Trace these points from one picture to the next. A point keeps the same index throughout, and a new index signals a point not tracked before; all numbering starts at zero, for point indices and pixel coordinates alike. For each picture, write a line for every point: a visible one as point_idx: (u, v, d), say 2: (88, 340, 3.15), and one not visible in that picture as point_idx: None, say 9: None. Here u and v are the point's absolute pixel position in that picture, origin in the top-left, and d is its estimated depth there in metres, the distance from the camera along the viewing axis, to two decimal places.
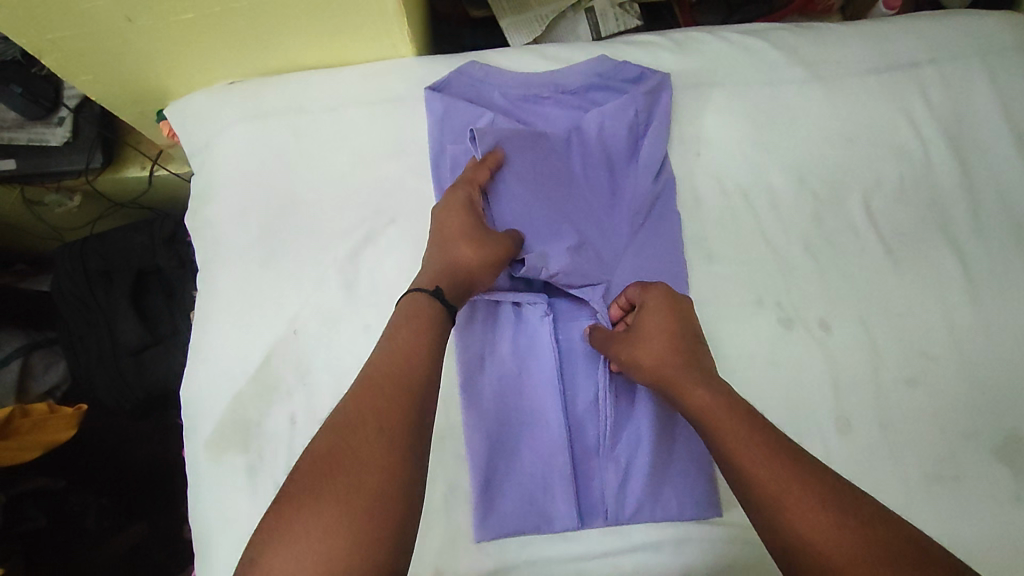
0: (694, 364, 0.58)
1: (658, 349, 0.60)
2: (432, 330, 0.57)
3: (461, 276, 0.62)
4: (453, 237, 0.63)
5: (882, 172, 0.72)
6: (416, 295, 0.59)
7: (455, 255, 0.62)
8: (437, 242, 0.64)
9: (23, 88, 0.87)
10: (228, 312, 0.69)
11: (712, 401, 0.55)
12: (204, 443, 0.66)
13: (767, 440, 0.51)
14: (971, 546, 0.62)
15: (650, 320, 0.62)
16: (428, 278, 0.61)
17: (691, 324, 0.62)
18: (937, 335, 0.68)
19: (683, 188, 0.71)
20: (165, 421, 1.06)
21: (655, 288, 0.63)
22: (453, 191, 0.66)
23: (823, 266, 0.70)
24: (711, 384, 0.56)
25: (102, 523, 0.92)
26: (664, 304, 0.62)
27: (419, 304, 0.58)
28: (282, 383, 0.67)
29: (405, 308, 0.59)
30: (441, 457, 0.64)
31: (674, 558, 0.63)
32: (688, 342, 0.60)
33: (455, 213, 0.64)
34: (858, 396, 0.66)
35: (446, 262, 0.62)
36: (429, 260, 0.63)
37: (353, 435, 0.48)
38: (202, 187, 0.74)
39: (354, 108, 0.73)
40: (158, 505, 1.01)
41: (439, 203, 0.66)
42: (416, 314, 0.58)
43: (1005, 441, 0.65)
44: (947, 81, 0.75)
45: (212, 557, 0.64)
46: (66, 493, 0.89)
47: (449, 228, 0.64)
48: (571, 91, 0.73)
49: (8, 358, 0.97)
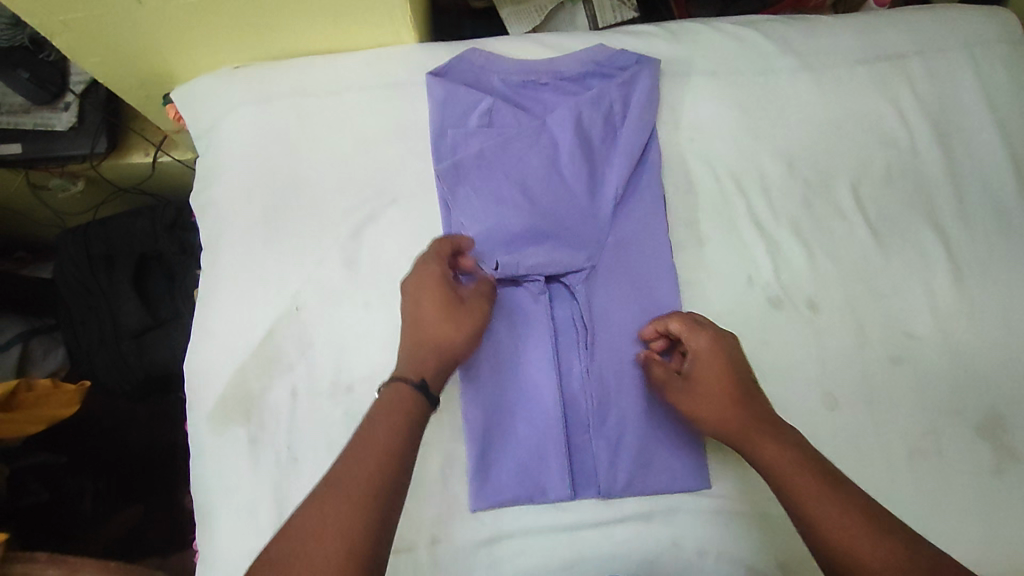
0: (757, 411, 0.58)
1: (721, 396, 0.59)
2: (411, 418, 0.55)
3: (440, 354, 0.60)
4: (428, 320, 0.60)
5: (871, 159, 0.74)
6: (394, 385, 0.56)
7: (433, 338, 0.60)
8: (408, 329, 0.61)
9: (30, 73, 0.89)
10: (233, 289, 0.70)
11: (780, 452, 0.55)
12: (208, 413, 0.68)
13: (841, 496, 0.51)
14: (943, 513, 0.66)
15: (706, 365, 0.61)
16: (410, 369, 0.58)
17: (744, 365, 0.61)
18: (920, 316, 0.70)
19: (677, 172, 0.73)
20: (166, 406, 1.05)
21: (703, 331, 0.62)
22: (425, 266, 0.63)
23: (811, 248, 0.72)
24: (778, 433, 0.56)
25: (98, 506, 0.93)
26: (714, 348, 0.61)
27: (403, 393, 0.56)
28: (284, 357, 0.69)
29: (385, 399, 0.56)
30: (439, 429, 0.66)
31: (664, 528, 0.65)
32: (747, 385, 0.60)
33: (427, 289, 0.61)
34: (842, 373, 0.69)
35: (425, 348, 0.60)
36: (402, 349, 0.60)
37: (305, 542, 0.46)
38: (207, 167, 0.75)
39: (356, 93, 0.75)
40: (155, 484, 1.02)
41: (405, 288, 0.62)
42: (395, 401, 0.55)
43: (984, 417, 0.68)
44: (935, 71, 0.76)
45: (216, 523, 0.66)
46: (64, 473, 0.90)
47: (421, 311, 0.61)
48: (568, 76, 0.74)
49: (8, 343, 0.99)
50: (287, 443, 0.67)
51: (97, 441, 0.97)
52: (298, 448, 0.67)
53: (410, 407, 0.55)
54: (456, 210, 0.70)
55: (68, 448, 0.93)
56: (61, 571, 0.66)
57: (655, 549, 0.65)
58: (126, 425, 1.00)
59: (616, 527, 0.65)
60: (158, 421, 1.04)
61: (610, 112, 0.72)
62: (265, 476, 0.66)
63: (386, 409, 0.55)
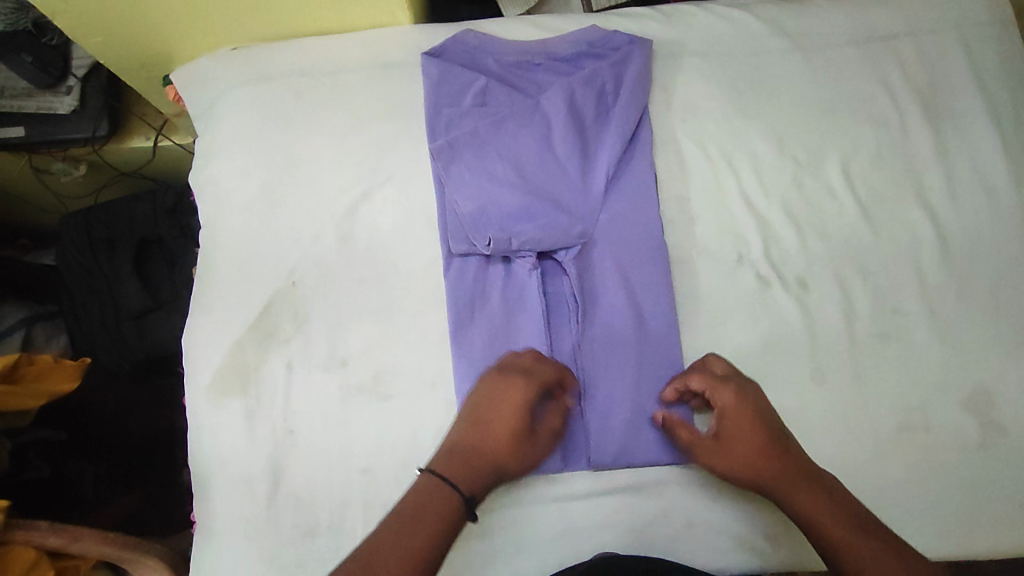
0: (788, 463, 0.61)
1: (752, 452, 0.61)
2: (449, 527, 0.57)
3: (493, 473, 0.61)
4: (495, 441, 0.61)
5: (861, 138, 0.74)
6: (445, 496, 0.58)
7: (492, 460, 0.61)
8: (474, 438, 0.61)
9: (33, 58, 0.91)
10: (231, 264, 0.72)
11: (812, 501, 0.59)
12: (205, 386, 0.69)
13: (870, 542, 0.56)
14: (928, 485, 0.67)
15: (734, 422, 0.62)
16: (467, 480, 0.60)
17: (771, 419, 0.63)
18: (909, 293, 0.71)
19: (669, 151, 0.74)
20: (156, 392, 1.06)
21: (728, 387, 0.63)
22: (520, 384, 0.62)
23: (801, 226, 0.72)
24: (809, 482, 0.60)
25: (99, 491, 0.94)
26: (745, 406, 0.62)
27: (448, 503, 0.58)
28: (281, 331, 0.70)
29: (434, 507, 0.58)
30: (432, 403, 0.68)
31: (654, 499, 0.67)
32: (775, 435, 0.62)
33: (509, 407, 0.61)
34: (831, 349, 0.70)
35: (482, 467, 0.61)
36: (459, 451, 0.61)
37: None
38: (206, 146, 0.76)
39: (352, 73, 0.76)
40: (153, 472, 1.02)
41: (484, 394, 0.62)
42: (443, 510, 0.57)
43: (971, 393, 0.69)
44: (925, 52, 0.77)
45: (213, 494, 0.67)
46: (65, 458, 0.90)
47: (493, 427, 0.61)
48: (562, 57, 0.75)
49: (10, 330, 1.00)
50: (284, 415, 0.68)
51: (100, 426, 0.97)
52: (294, 420, 0.68)
53: (451, 525, 0.58)
54: (451, 188, 0.71)
55: (68, 424, 0.93)
56: (62, 538, 0.69)
57: (642, 520, 0.66)
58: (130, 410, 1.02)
59: (603, 498, 0.66)
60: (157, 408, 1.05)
61: (602, 91, 0.73)
62: (261, 448, 0.67)
63: (428, 508, 0.57)
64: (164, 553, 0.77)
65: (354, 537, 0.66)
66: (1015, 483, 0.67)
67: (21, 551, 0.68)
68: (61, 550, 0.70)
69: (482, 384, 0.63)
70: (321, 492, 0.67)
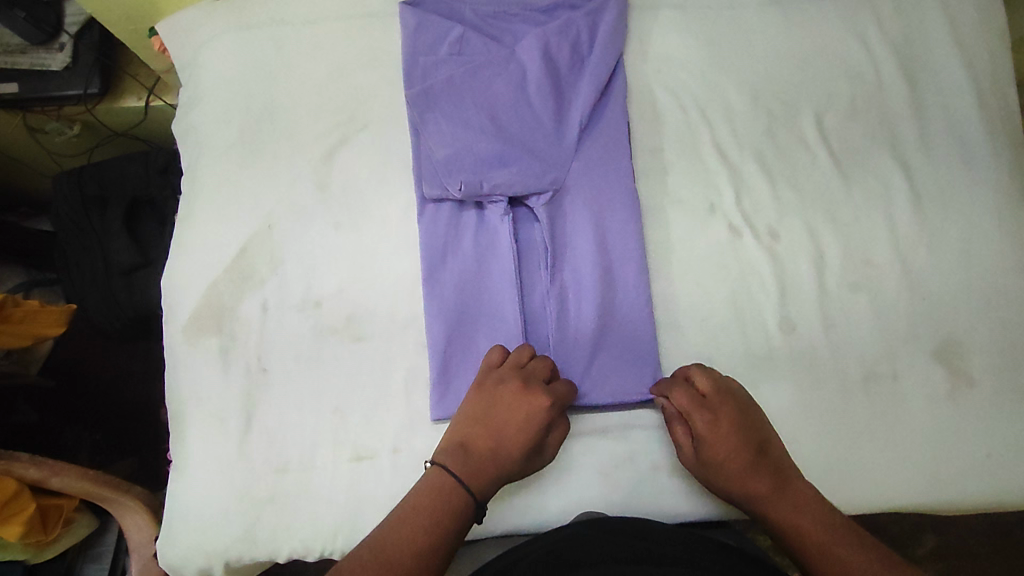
0: (770, 481, 0.60)
1: (733, 469, 0.60)
2: (453, 518, 0.56)
3: (501, 477, 0.61)
4: (512, 445, 0.61)
5: (835, 92, 0.75)
6: (460, 495, 0.57)
7: (504, 464, 0.60)
8: (490, 440, 0.61)
9: (26, 13, 0.91)
10: (209, 207, 0.73)
11: (795, 517, 0.57)
12: (182, 326, 0.70)
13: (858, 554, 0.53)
14: (898, 435, 0.67)
15: (715, 442, 0.61)
16: (477, 479, 0.59)
17: (754, 436, 0.61)
18: (881, 244, 0.71)
19: (644, 102, 0.75)
20: (145, 353, 1.08)
21: (702, 410, 0.61)
22: (540, 395, 0.62)
23: (773, 177, 0.73)
24: (792, 500, 0.59)
25: (95, 457, 0.99)
26: (724, 426, 0.61)
27: (456, 499, 0.57)
28: (256, 273, 0.71)
29: (441, 501, 0.56)
30: (404, 345, 0.69)
31: (620, 443, 0.67)
32: (756, 453, 0.60)
33: (524, 415, 0.61)
34: (802, 298, 0.70)
35: (495, 469, 0.60)
36: (473, 453, 0.60)
37: None
38: (189, 95, 0.78)
39: (332, 23, 0.77)
40: (146, 438, 1.04)
41: (504, 397, 0.62)
42: (448, 505, 0.56)
43: (941, 344, 0.69)
44: (901, 8, 0.77)
45: (186, 430, 0.69)
46: (61, 428, 0.97)
47: (511, 432, 0.61)
48: (538, 8, 0.76)
49: (14, 290, 1.04)
50: (257, 354, 0.69)
51: (94, 395, 1.02)
52: (267, 359, 0.69)
53: (462, 521, 0.57)
54: (425, 135, 0.71)
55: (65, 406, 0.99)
56: (42, 471, 0.72)
57: (611, 463, 0.67)
58: (122, 381, 1.05)
59: (570, 441, 0.67)
60: (148, 377, 1.07)
61: (577, 41, 0.74)
62: (234, 386, 0.69)
63: (441, 504, 0.56)
64: (144, 494, 0.80)
65: (324, 475, 0.67)
66: (982, 433, 0.67)
67: (3, 482, 0.70)
68: (40, 484, 0.73)
69: (502, 391, 0.62)
70: (292, 431, 0.68)
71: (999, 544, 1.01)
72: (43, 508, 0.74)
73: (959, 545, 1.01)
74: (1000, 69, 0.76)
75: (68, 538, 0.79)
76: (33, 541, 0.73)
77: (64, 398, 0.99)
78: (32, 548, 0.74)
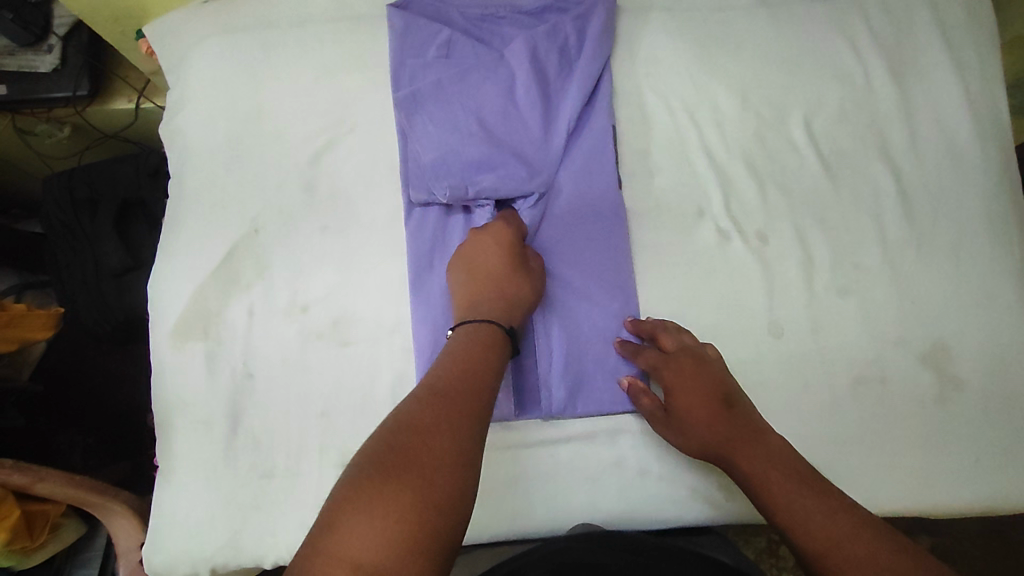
0: (737, 429, 0.60)
1: (697, 423, 0.62)
2: (489, 344, 0.57)
3: (516, 304, 0.63)
4: (507, 278, 0.64)
5: (824, 96, 0.75)
6: (486, 327, 0.59)
7: (510, 292, 0.63)
8: (490, 287, 0.63)
9: (15, 15, 0.90)
10: (196, 210, 0.73)
11: (766, 471, 0.56)
12: (168, 330, 0.70)
13: (809, 501, 0.52)
14: (886, 440, 0.67)
15: (679, 395, 0.63)
16: (500, 316, 0.61)
17: (719, 385, 0.63)
18: (869, 247, 0.71)
19: (632, 105, 0.75)
20: (135, 357, 1.08)
21: (667, 365, 0.64)
22: (497, 225, 0.66)
23: (762, 179, 0.73)
24: (760, 451, 0.58)
25: (88, 461, 0.98)
26: (687, 376, 0.63)
27: (494, 335, 0.58)
28: (243, 277, 0.71)
29: (480, 339, 0.57)
30: (390, 350, 0.69)
31: (609, 448, 0.67)
32: (721, 405, 0.62)
33: (496, 249, 0.65)
34: (791, 303, 0.70)
35: (506, 302, 0.63)
36: (484, 303, 0.62)
37: (418, 427, 0.46)
38: (176, 98, 0.77)
39: (320, 26, 0.77)
40: (134, 441, 1.03)
41: (477, 249, 0.66)
42: (486, 339, 0.57)
43: (931, 349, 0.69)
44: (889, 9, 0.77)
45: (172, 435, 0.68)
46: (54, 432, 0.95)
47: (495, 268, 0.64)
48: (527, 11, 0.76)
49: (6, 290, 1.01)
50: (243, 359, 0.69)
51: (86, 395, 1.02)
52: (253, 364, 0.69)
53: (501, 347, 0.58)
54: (412, 137, 0.70)
55: (59, 411, 0.97)
56: (26, 478, 0.71)
57: (597, 467, 0.66)
58: (114, 385, 1.05)
59: (558, 445, 0.67)
60: (136, 381, 1.06)
61: (566, 45, 0.73)
62: (220, 391, 0.68)
63: (466, 389, 0.51)
64: (131, 498, 0.80)
65: (310, 480, 0.66)
66: (970, 436, 0.67)
67: None
68: (25, 490, 0.72)
69: (469, 247, 0.66)
70: (277, 435, 0.67)
71: (990, 545, 1.01)
72: (28, 514, 0.74)
73: (952, 547, 1.01)
74: (991, 71, 0.76)
75: (56, 543, 0.78)
76: (19, 547, 0.73)
77: (52, 402, 0.97)
78: (19, 554, 0.73)
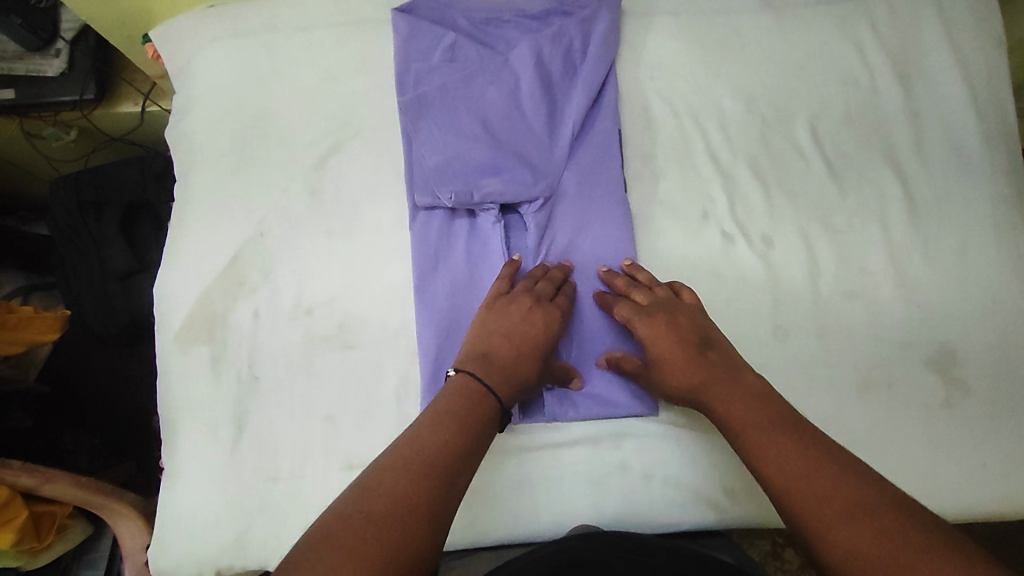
0: (712, 375, 0.58)
1: (675, 372, 0.60)
2: (480, 417, 0.54)
3: (520, 379, 0.59)
4: (528, 355, 0.60)
5: (829, 99, 0.75)
6: (488, 403, 0.55)
7: (523, 373, 0.60)
8: (510, 351, 0.60)
9: (23, 20, 0.91)
10: (202, 213, 0.73)
11: (745, 417, 0.55)
12: (173, 332, 0.70)
13: (790, 446, 0.51)
14: (894, 444, 0.66)
15: (654, 345, 0.62)
16: (500, 386, 0.57)
17: (692, 334, 0.61)
18: (874, 251, 0.71)
19: (637, 108, 0.75)
20: (139, 358, 1.07)
21: (642, 317, 0.63)
22: (551, 308, 0.63)
23: (767, 183, 0.72)
24: (738, 396, 0.56)
25: (94, 461, 0.98)
26: (660, 327, 0.62)
27: (484, 411, 0.55)
28: (248, 280, 0.71)
29: (474, 410, 0.54)
30: (394, 353, 0.69)
31: (613, 452, 0.67)
32: (696, 353, 0.60)
33: (537, 328, 0.62)
34: (797, 307, 0.69)
35: (515, 378, 0.59)
36: (494, 362, 0.59)
37: (376, 489, 0.47)
38: (182, 102, 0.77)
39: (325, 30, 0.77)
40: (138, 441, 1.04)
41: (518, 308, 0.62)
42: (476, 406, 0.55)
43: (937, 353, 0.69)
44: (895, 11, 0.77)
45: (178, 437, 0.69)
46: (60, 432, 0.95)
47: (528, 342, 0.61)
48: (531, 15, 0.76)
49: (10, 295, 1.02)
50: (249, 363, 0.69)
51: (91, 396, 1.02)
52: (258, 368, 0.69)
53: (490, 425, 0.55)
54: (417, 141, 0.70)
55: (65, 412, 0.98)
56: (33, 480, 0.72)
57: (602, 471, 0.66)
58: (121, 384, 1.05)
59: (562, 449, 0.67)
60: (142, 380, 1.06)
61: (570, 49, 0.73)
62: (225, 393, 0.69)
63: (433, 457, 0.50)
64: (137, 500, 0.80)
65: (315, 483, 0.66)
66: (977, 441, 0.66)
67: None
68: (32, 490, 0.73)
69: (513, 304, 0.62)
70: (282, 438, 0.67)
71: None
72: (35, 514, 0.75)
73: None
74: (997, 73, 0.76)
75: (63, 544, 0.79)
76: (27, 547, 0.73)
77: (56, 404, 0.97)
78: (27, 555, 0.74)
